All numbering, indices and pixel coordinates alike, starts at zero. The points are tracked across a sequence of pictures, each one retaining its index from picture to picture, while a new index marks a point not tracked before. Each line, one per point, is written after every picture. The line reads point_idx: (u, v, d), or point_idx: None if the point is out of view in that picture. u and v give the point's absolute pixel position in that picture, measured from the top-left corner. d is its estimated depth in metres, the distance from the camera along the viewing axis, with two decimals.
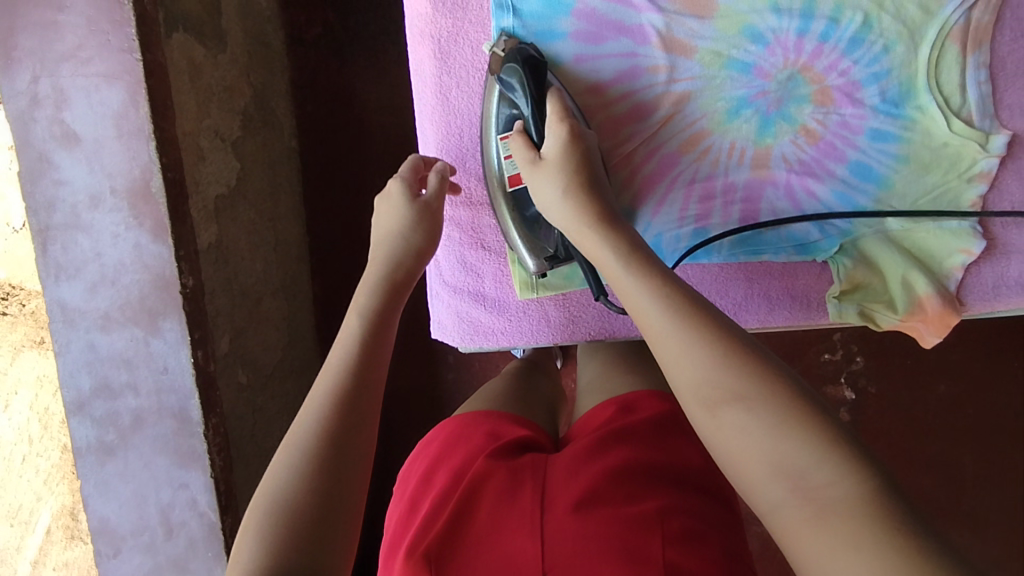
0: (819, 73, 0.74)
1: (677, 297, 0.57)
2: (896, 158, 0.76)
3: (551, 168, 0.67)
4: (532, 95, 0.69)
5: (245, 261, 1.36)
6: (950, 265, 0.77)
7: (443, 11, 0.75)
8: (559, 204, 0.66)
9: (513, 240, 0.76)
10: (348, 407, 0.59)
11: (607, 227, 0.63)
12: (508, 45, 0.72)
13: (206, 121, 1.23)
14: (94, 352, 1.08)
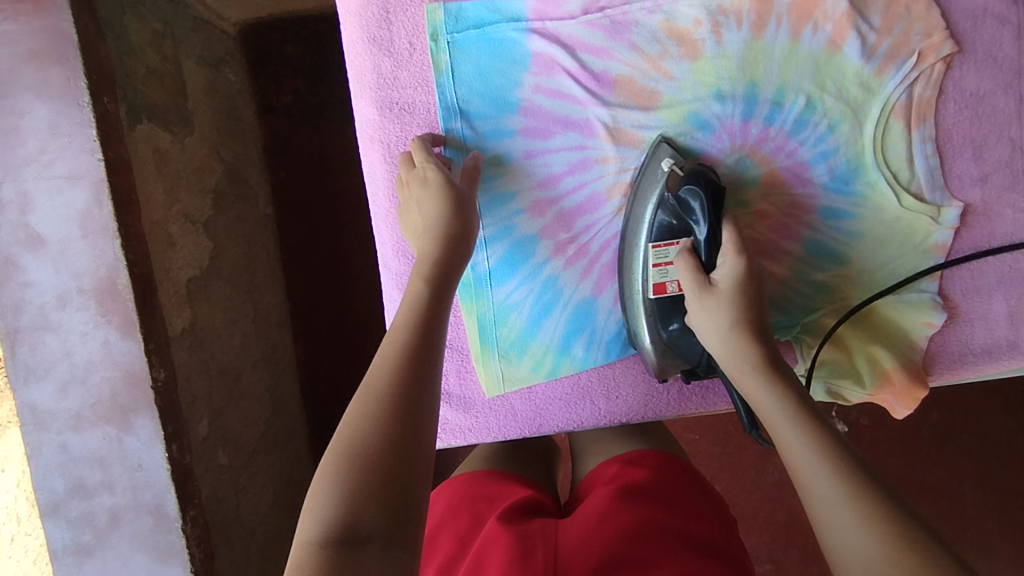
0: (767, 155, 0.75)
1: (842, 455, 0.56)
2: (850, 234, 0.76)
3: (722, 309, 0.67)
4: (711, 223, 0.68)
5: (222, 337, 1.35)
6: (915, 337, 0.77)
7: (390, 116, 0.74)
8: (725, 344, 0.66)
9: (642, 342, 0.75)
10: (420, 362, 0.60)
11: (770, 373, 0.63)
12: (685, 164, 0.72)
13: (176, 206, 1.23)
14: (67, 453, 1.06)
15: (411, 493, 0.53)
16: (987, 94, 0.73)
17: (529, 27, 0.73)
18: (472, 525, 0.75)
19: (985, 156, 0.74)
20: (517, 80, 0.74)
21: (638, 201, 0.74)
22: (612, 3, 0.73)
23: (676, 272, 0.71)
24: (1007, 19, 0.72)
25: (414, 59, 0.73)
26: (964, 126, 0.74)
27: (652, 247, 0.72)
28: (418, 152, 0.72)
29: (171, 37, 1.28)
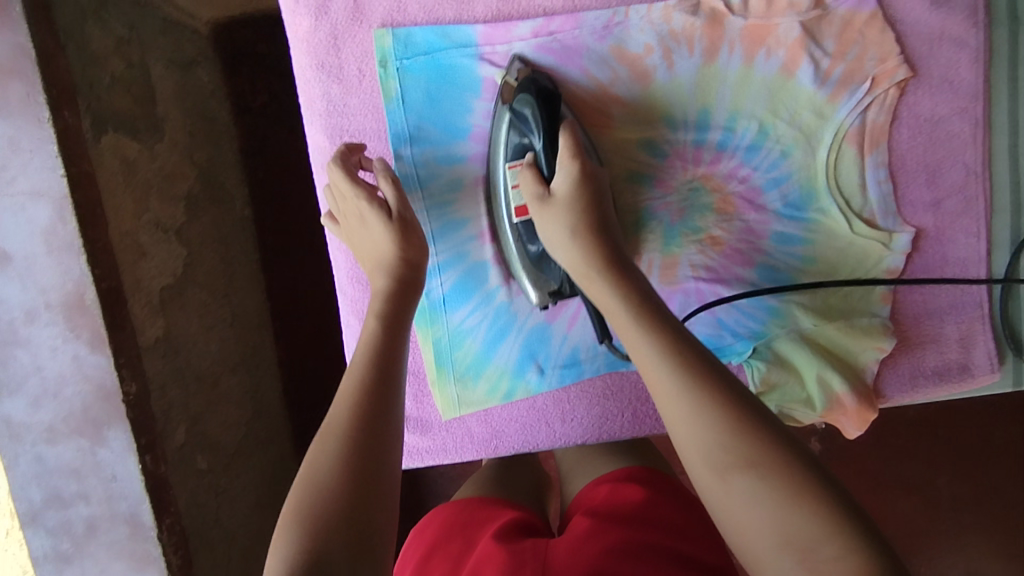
0: (719, 182, 0.75)
1: (686, 355, 0.55)
2: (802, 259, 0.76)
3: (563, 205, 0.65)
4: (546, 131, 0.67)
5: (198, 344, 1.29)
6: (865, 360, 0.77)
7: (340, 142, 0.73)
8: (568, 246, 0.65)
9: (520, 276, 0.75)
10: (374, 398, 0.59)
11: (617, 278, 0.62)
12: (520, 75, 0.70)
13: (147, 216, 1.18)
14: (42, 464, 1.01)
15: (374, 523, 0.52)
16: (941, 118, 0.73)
17: (480, 52, 0.72)
18: (462, 547, 0.71)
19: (939, 182, 0.74)
20: (468, 106, 0.73)
21: (493, 169, 0.73)
22: (563, 25, 0.71)
23: (523, 190, 0.69)
24: (966, 42, 0.71)
25: (363, 85, 0.72)
26: (917, 151, 0.73)
27: (510, 167, 0.71)
28: (343, 183, 0.68)
29: (138, 41, 1.22)
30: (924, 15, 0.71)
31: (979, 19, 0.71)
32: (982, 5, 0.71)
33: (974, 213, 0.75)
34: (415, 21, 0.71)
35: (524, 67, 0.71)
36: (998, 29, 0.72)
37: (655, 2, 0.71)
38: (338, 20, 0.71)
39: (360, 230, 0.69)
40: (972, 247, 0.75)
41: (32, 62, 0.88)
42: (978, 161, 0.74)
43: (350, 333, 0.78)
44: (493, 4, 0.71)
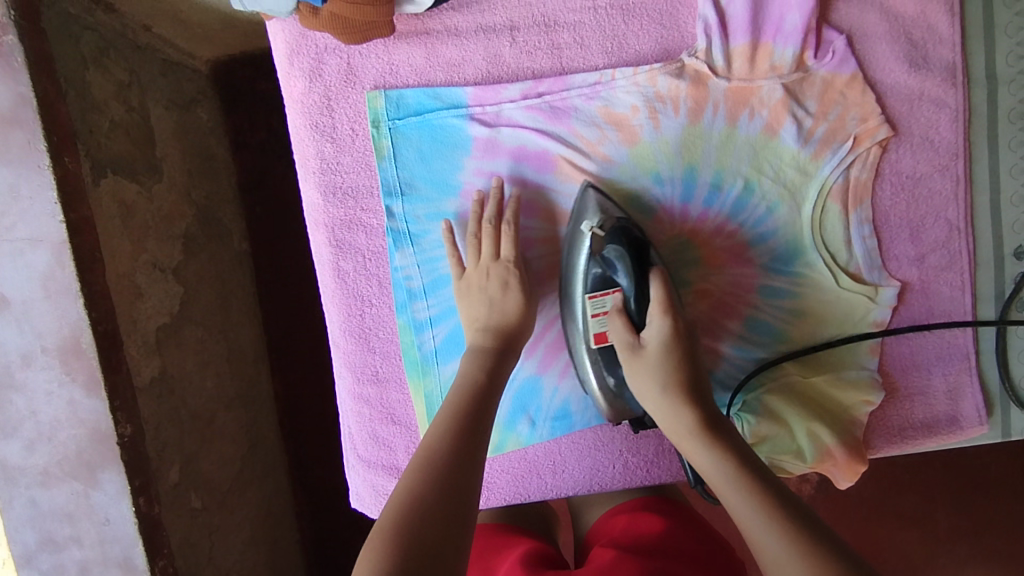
0: (707, 237, 0.76)
1: (790, 510, 0.53)
2: (790, 311, 0.77)
3: (655, 361, 0.66)
4: (635, 276, 0.67)
5: (193, 381, 1.20)
6: (854, 413, 0.77)
7: (334, 199, 0.75)
8: (662, 406, 0.65)
9: (591, 389, 0.75)
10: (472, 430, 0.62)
11: (710, 436, 0.61)
12: (605, 224, 0.70)
13: (143, 256, 1.09)
14: (36, 506, 0.97)
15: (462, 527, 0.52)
16: (923, 176, 0.74)
17: (470, 113, 0.73)
18: None
19: (922, 238, 0.75)
20: (459, 164, 0.74)
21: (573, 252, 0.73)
22: (551, 86, 0.73)
23: (611, 323, 0.70)
24: (944, 103, 0.73)
25: (356, 144, 0.74)
26: (900, 207, 0.75)
27: (589, 297, 0.71)
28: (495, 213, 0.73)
29: (139, 85, 1.14)
30: (902, 77, 0.73)
31: (957, 80, 0.73)
32: (960, 67, 0.73)
33: (958, 267, 0.76)
34: (407, 83, 0.73)
35: (605, 217, 0.71)
36: (976, 90, 0.74)
37: (640, 65, 0.72)
38: (331, 82, 0.73)
39: (500, 289, 0.72)
40: (957, 300, 0.76)
41: (33, 109, 0.87)
42: (961, 217, 0.75)
43: (343, 385, 0.78)
44: (483, 66, 0.73)
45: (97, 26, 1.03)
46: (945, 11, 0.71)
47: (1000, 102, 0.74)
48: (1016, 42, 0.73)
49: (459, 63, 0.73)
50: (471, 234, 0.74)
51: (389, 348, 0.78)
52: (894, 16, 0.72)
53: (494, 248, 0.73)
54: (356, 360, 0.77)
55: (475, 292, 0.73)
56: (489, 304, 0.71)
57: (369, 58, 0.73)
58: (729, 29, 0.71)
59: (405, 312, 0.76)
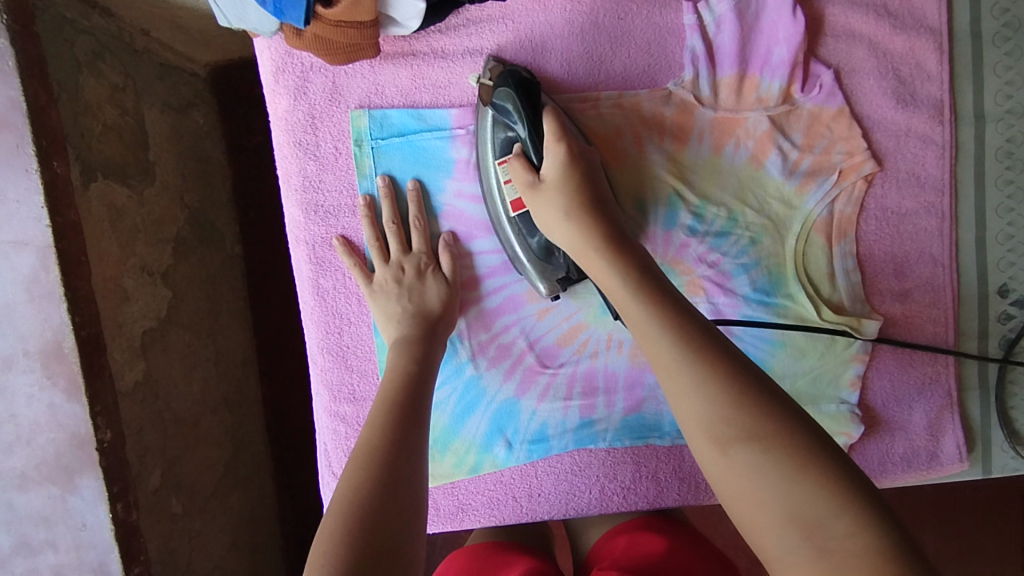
0: (689, 265, 0.75)
1: (689, 322, 0.52)
2: (772, 343, 0.76)
3: (555, 160, 0.64)
4: (527, 115, 0.66)
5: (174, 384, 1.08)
6: (833, 444, 0.76)
7: (315, 217, 0.74)
8: (568, 233, 0.63)
9: (524, 266, 0.73)
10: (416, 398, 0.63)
11: (614, 253, 0.60)
12: (494, 74, 0.69)
13: (131, 259, 1.01)
14: (11, 509, 0.90)
15: (412, 499, 0.52)
16: (909, 213, 0.74)
17: (453, 135, 0.73)
18: None
19: (907, 274, 0.75)
20: (440, 185, 0.74)
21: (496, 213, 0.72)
22: None
23: (515, 182, 0.68)
24: (932, 139, 0.73)
25: (339, 162, 0.74)
26: (885, 242, 0.75)
27: (499, 165, 0.69)
28: (412, 207, 0.73)
29: (134, 90, 1.07)
30: (889, 113, 0.73)
31: (944, 117, 0.73)
32: (947, 105, 0.73)
33: (942, 304, 0.75)
34: (392, 103, 0.73)
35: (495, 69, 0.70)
36: (964, 128, 0.74)
37: (625, 92, 0.72)
38: (316, 100, 0.73)
39: (416, 279, 0.72)
40: (940, 336, 0.76)
41: (23, 114, 0.82)
42: (945, 253, 0.75)
43: (319, 402, 0.78)
44: (469, 89, 0.73)
45: (93, 30, 0.98)
46: (933, 49, 0.71)
47: (987, 140, 0.74)
48: (1004, 81, 0.73)
49: (445, 86, 0.73)
50: (371, 236, 0.73)
51: (366, 366, 0.77)
52: (882, 52, 0.72)
53: (402, 243, 0.73)
54: (333, 378, 0.77)
55: (389, 288, 0.72)
56: (412, 291, 0.71)
57: (355, 78, 0.73)
58: (715, 60, 0.71)
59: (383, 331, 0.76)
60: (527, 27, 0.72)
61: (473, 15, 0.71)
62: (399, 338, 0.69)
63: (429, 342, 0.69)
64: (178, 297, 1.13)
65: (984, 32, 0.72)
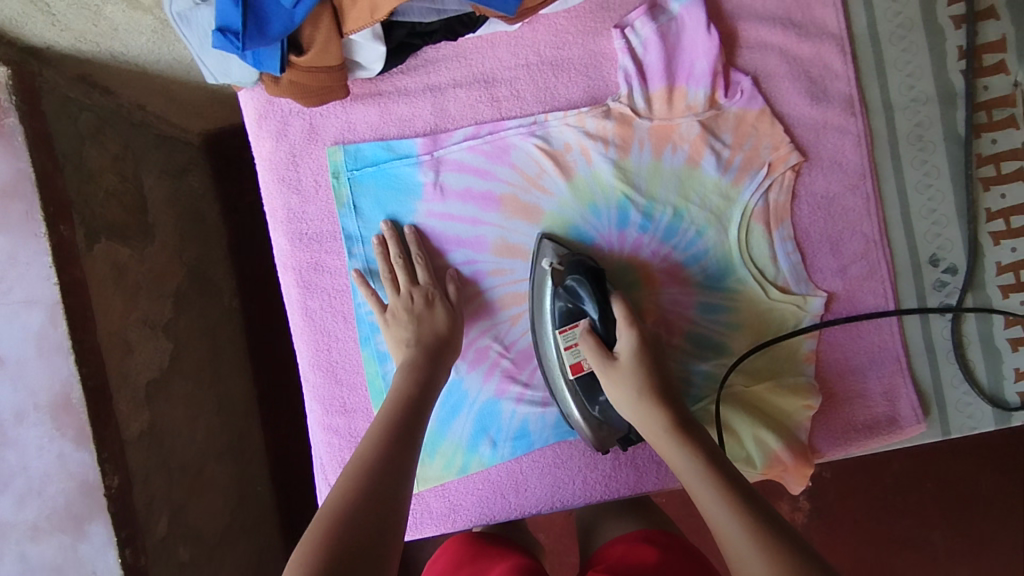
0: (645, 260, 0.82)
1: (741, 503, 0.59)
2: (728, 325, 0.82)
3: (630, 375, 0.73)
4: (597, 301, 0.74)
5: (178, 431, 1.13)
6: (798, 417, 0.81)
7: (299, 244, 0.82)
8: (638, 412, 0.71)
9: (570, 410, 0.79)
10: (407, 429, 0.69)
11: (681, 436, 0.68)
12: (561, 259, 0.78)
13: (134, 313, 1.07)
14: (24, 563, 0.93)
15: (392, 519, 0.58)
16: (837, 196, 0.82)
17: (420, 161, 0.81)
18: None
19: (843, 251, 0.82)
20: (412, 207, 0.82)
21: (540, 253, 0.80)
22: (491, 131, 0.81)
23: (584, 352, 0.75)
24: (847, 130, 0.81)
25: (320, 194, 0.82)
26: (819, 224, 0.82)
27: (561, 331, 0.77)
28: (415, 244, 0.81)
29: (133, 159, 1.14)
30: (806, 110, 0.81)
31: (856, 110, 0.81)
32: (857, 98, 0.81)
33: (879, 276, 0.82)
34: (364, 138, 0.82)
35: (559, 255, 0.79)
36: (875, 118, 0.82)
37: (570, 110, 0.81)
38: (296, 140, 0.82)
39: (425, 307, 0.78)
40: (881, 306, 0.82)
41: (32, 183, 0.90)
42: (875, 230, 0.82)
43: (313, 417, 0.83)
44: (431, 119, 0.82)
45: (93, 107, 1.07)
46: (837, 52, 0.81)
47: (898, 126, 0.82)
48: (905, 74, 0.82)
49: (410, 119, 0.82)
50: (384, 270, 0.80)
51: (355, 379, 0.83)
52: (793, 58, 0.81)
53: (410, 276, 0.80)
54: (325, 393, 0.82)
55: (401, 316, 0.79)
56: (418, 316, 0.78)
57: (329, 118, 0.82)
58: (645, 76, 0.80)
59: (369, 344, 0.82)
60: (479, 62, 0.82)
61: (430, 56, 0.81)
62: (406, 362, 0.76)
63: (433, 365, 0.76)
64: (180, 349, 1.18)
65: (881, 33, 0.81)
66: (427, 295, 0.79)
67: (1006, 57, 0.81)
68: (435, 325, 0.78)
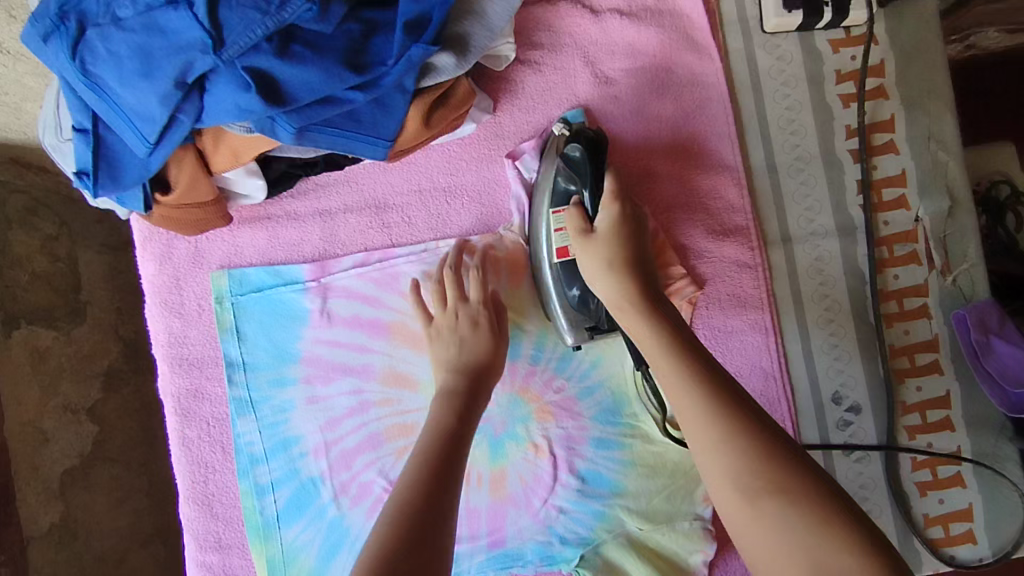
0: (536, 393, 0.79)
1: (719, 387, 0.51)
2: (622, 463, 0.79)
3: (606, 247, 0.64)
4: (591, 177, 0.67)
5: (100, 528, 0.95)
6: (692, 562, 0.78)
7: (179, 370, 0.80)
8: (607, 284, 0.62)
9: (553, 309, 0.75)
10: (443, 476, 0.57)
11: (653, 311, 0.59)
12: (572, 127, 0.75)
13: (50, 400, 0.93)
14: None
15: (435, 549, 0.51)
16: (734, 330, 0.80)
17: (305, 287, 0.79)
18: None
19: (742, 387, 0.80)
20: (297, 334, 0.80)
21: (536, 221, 0.74)
22: (380, 259, 0.79)
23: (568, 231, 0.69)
24: (746, 264, 0.80)
25: (202, 318, 0.80)
26: (716, 358, 0.80)
27: (555, 213, 0.70)
28: (448, 267, 0.75)
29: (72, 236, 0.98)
30: (703, 242, 0.79)
31: (754, 243, 0.80)
32: (754, 232, 0.80)
33: (779, 415, 0.80)
34: (250, 262, 0.80)
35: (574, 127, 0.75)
36: (774, 251, 0.80)
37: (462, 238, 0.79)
38: (179, 264, 0.80)
39: (470, 329, 0.70)
40: None
41: None
42: (775, 367, 0.80)
43: (186, 553, 0.80)
44: (320, 245, 0.80)
45: (27, 188, 0.93)
46: (733, 184, 0.79)
47: (797, 260, 0.80)
48: (803, 207, 0.80)
49: (298, 243, 0.80)
50: (437, 282, 0.74)
51: (232, 513, 0.80)
52: (691, 190, 0.79)
53: (458, 292, 0.73)
54: (198, 528, 0.79)
55: (442, 335, 0.71)
56: (473, 337, 0.70)
57: (215, 241, 0.80)
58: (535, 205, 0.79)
59: (247, 477, 0.79)
60: (370, 186, 0.80)
61: (320, 180, 0.79)
62: (440, 390, 0.67)
63: (472, 395, 0.67)
64: (108, 432, 0.98)
65: (779, 165, 0.80)
66: (476, 313, 0.71)
67: (907, 192, 0.80)
68: (492, 359, 0.70)
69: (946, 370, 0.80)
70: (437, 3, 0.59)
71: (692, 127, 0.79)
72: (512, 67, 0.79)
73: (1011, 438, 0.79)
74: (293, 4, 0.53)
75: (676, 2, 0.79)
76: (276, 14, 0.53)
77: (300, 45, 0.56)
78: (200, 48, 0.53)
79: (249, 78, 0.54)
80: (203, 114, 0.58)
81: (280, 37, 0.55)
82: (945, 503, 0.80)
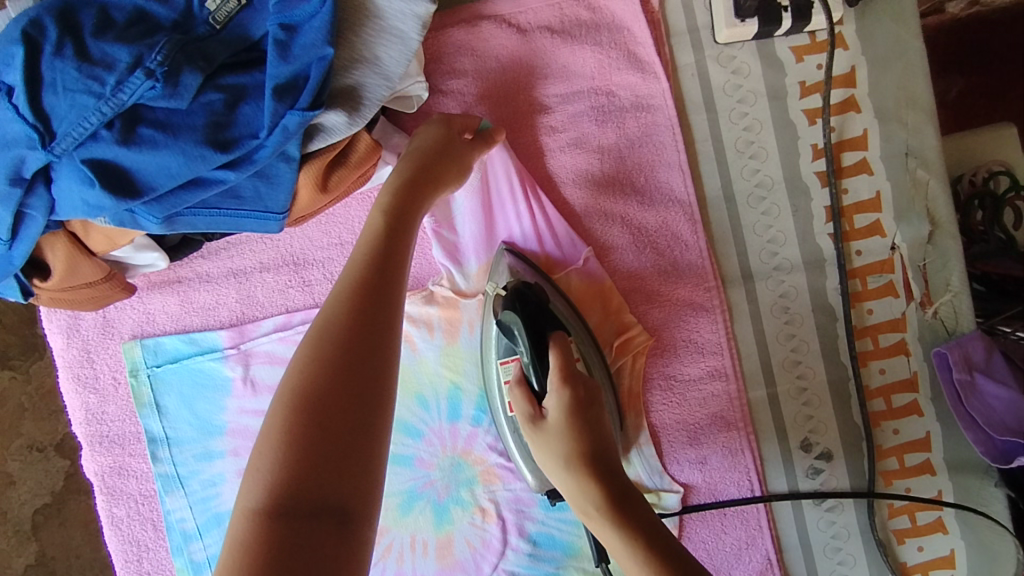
0: (479, 454, 0.74)
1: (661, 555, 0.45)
2: (575, 524, 0.74)
3: (559, 443, 0.51)
4: (530, 344, 0.56)
5: (77, 561, 0.97)
6: None
7: (100, 448, 0.75)
8: (562, 475, 0.50)
9: (506, 432, 0.69)
10: (375, 301, 0.48)
11: (594, 478, 0.49)
12: (510, 282, 0.63)
13: (15, 439, 0.95)
14: None
15: (368, 401, 0.44)
16: (692, 379, 0.73)
17: (224, 354, 0.73)
18: None
19: (700, 439, 0.74)
20: (220, 404, 0.74)
21: (485, 319, 0.68)
22: (303, 320, 0.73)
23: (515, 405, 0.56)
24: (703, 306, 0.72)
25: (119, 392, 0.75)
26: (673, 409, 0.74)
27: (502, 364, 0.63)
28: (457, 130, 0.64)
29: None
30: (654, 285, 0.72)
31: (710, 284, 0.72)
32: (710, 271, 0.72)
33: (743, 466, 0.73)
34: (164, 330, 0.74)
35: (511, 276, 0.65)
36: (733, 289, 0.73)
37: None
38: (88, 335, 0.75)
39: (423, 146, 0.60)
40: (746, 485, 0.73)
41: None
42: (737, 416, 0.73)
43: None
44: (236, 307, 0.74)
45: None
46: (685, 221, 0.72)
47: (759, 298, 0.73)
48: (766, 240, 0.72)
49: (213, 307, 0.74)
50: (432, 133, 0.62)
51: None
52: (638, 229, 0.72)
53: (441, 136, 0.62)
54: None
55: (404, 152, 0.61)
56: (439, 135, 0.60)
57: (125, 310, 0.74)
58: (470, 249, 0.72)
59: (180, 554, 0.74)
60: (287, 243, 0.73)
61: (231, 239, 0.73)
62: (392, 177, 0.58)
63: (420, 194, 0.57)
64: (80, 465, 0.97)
65: (737, 194, 0.72)
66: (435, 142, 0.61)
67: (882, 218, 0.71)
68: (454, 166, 0.61)
69: (926, 410, 0.72)
70: (312, 59, 0.51)
71: (637, 158, 0.72)
72: (433, 100, 0.71)
73: (999, 481, 0.71)
74: (131, 82, 0.47)
75: (614, 14, 0.70)
76: (112, 97, 0.47)
77: (148, 128, 0.48)
78: (26, 143, 0.47)
79: (90, 172, 0.48)
80: (54, 208, 0.50)
81: (122, 120, 0.48)
82: (925, 551, 0.73)
